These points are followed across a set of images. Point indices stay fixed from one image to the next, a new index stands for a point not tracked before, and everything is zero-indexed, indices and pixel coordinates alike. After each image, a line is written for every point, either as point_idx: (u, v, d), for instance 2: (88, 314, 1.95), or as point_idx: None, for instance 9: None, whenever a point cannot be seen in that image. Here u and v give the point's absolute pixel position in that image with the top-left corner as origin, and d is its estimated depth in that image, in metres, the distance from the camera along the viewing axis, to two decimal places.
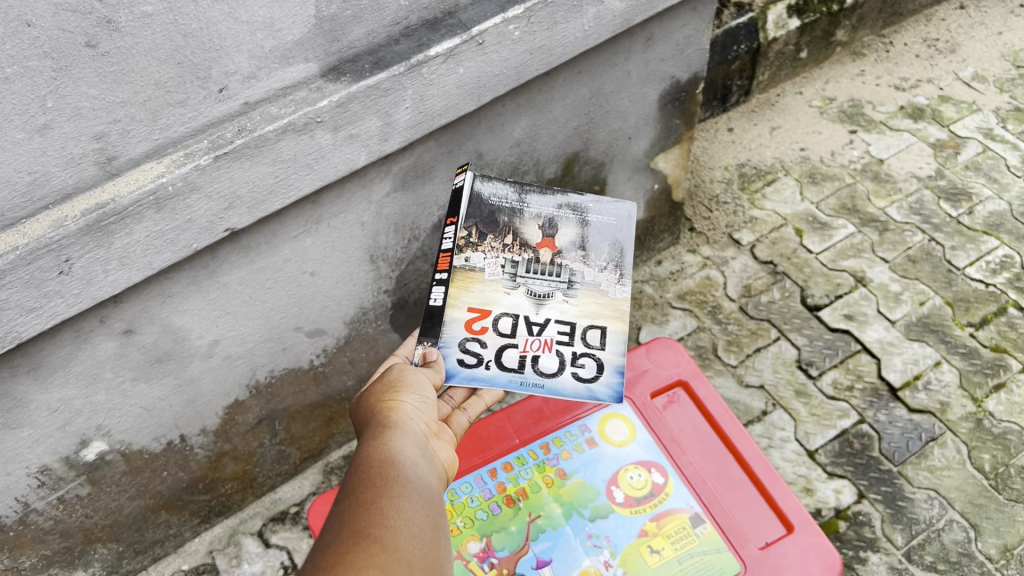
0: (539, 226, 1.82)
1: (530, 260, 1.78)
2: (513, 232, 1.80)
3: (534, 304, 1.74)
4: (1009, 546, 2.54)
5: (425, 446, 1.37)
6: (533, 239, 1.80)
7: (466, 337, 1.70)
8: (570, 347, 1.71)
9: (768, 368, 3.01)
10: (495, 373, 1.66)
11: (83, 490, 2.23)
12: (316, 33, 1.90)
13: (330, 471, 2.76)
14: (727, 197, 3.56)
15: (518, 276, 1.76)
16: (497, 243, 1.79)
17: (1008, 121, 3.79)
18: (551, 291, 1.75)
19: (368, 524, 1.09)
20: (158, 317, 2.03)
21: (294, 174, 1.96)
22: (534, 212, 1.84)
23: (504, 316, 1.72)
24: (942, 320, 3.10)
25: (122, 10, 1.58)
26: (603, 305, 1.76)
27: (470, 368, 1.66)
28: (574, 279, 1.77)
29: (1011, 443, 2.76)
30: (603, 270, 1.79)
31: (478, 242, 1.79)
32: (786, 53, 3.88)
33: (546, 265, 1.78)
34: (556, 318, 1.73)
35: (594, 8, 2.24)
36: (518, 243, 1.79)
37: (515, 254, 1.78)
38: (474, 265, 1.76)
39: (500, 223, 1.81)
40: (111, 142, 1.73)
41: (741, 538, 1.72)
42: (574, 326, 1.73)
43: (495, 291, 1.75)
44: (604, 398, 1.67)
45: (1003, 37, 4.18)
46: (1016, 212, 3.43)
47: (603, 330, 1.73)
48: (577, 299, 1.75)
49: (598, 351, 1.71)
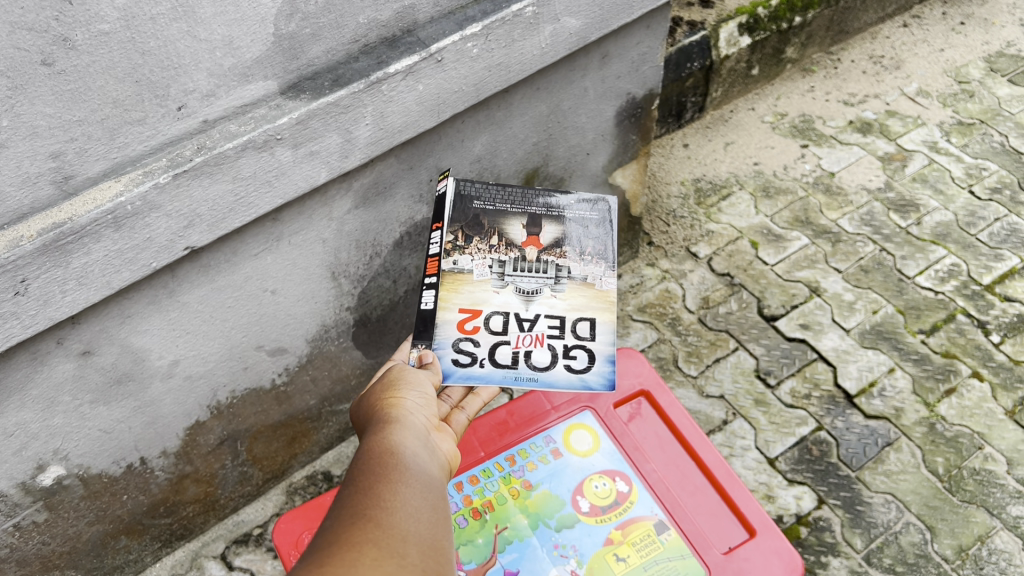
0: (523, 225, 1.90)
1: (517, 258, 1.85)
2: (498, 233, 1.87)
3: (523, 301, 1.80)
4: (963, 546, 2.60)
5: (427, 438, 1.38)
6: (518, 238, 1.88)
7: (460, 337, 1.75)
8: (561, 340, 1.76)
9: (728, 379, 3.06)
10: (488, 369, 1.71)
11: (39, 516, 2.19)
12: (275, 51, 1.91)
13: (293, 491, 2.75)
14: (683, 211, 3.62)
15: (506, 274, 1.83)
16: (483, 245, 1.85)
17: (951, 135, 3.91)
18: (539, 287, 1.82)
19: (365, 506, 1.11)
20: (118, 338, 2.01)
21: (254, 192, 1.97)
22: (517, 212, 1.92)
23: (494, 317, 1.78)
24: (895, 327, 3.18)
25: (79, 28, 1.58)
26: (591, 298, 1.82)
27: (465, 366, 1.71)
28: (561, 273, 1.84)
29: (963, 446, 2.84)
30: (581, 267, 1.86)
31: (465, 245, 1.85)
32: (738, 70, 3.97)
33: (533, 262, 1.85)
34: (545, 313, 1.79)
35: (551, 26, 2.29)
36: (504, 243, 1.86)
37: (501, 253, 1.85)
38: (462, 267, 1.82)
39: (485, 225, 1.88)
40: (68, 160, 1.72)
41: (705, 543, 1.74)
42: (559, 322, 1.78)
43: (484, 291, 1.81)
44: (593, 382, 1.73)
45: (946, 54, 4.32)
46: (962, 221, 3.54)
47: (590, 321, 1.79)
48: (565, 293, 1.82)
49: (589, 342, 1.77)
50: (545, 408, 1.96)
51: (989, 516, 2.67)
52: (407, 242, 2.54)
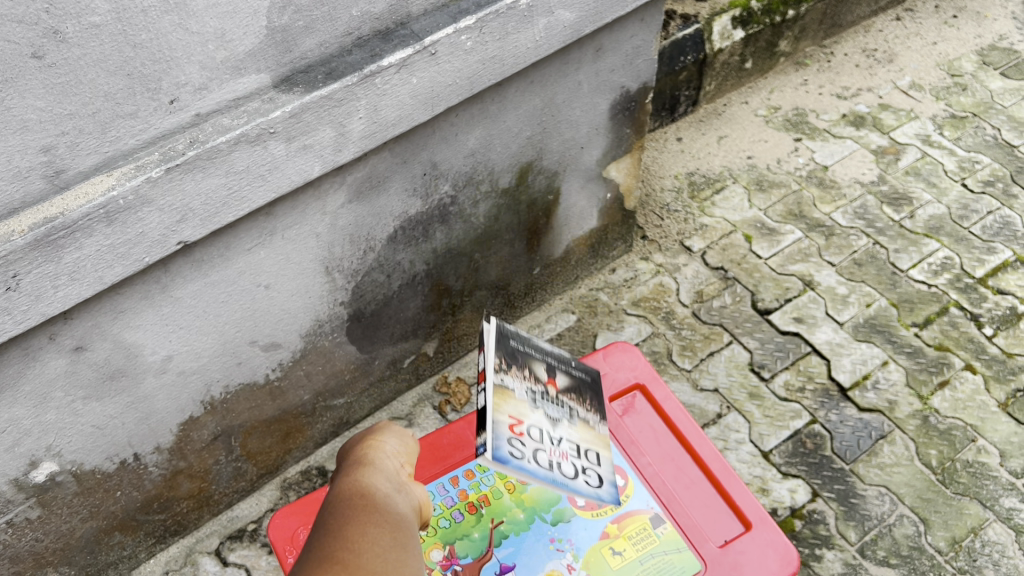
0: (545, 366, 1.81)
1: (542, 389, 1.76)
2: (528, 368, 1.77)
3: (551, 423, 1.72)
4: (957, 538, 2.61)
5: (400, 483, 1.37)
6: (542, 374, 1.79)
7: (510, 437, 1.61)
8: (580, 463, 1.70)
9: (722, 372, 3.06)
10: (534, 464, 1.59)
11: (33, 513, 2.18)
12: (268, 44, 1.90)
13: (287, 487, 2.74)
14: (677, 205, 3.62)
15: (536, 399, 1.74)
16: (519, 374, 1.74)
17: (944, 128, 3.92)
18: (561, 416, 1.75)
19: (332, 548, 1.11)
20: (110, 334, 2.00)
21: (248, 186, 1.95)
22: (541, 355, 1.83)
23: (533, 425, 1.67)
24: (888, 321, 3.19)
25: (69, 20, 1.57)
26: (598, 438, 1.78)
27: (517, 456, 1.58)
28: (574, 412, 1.79)
29: (957, 439, 2.85)
30: (589, 406, 1.83)
31: (505, 368, 1.71)
32: (731, 63, 3.97)
33: (553, 398, 1.78)
34: (568, 437, 1.73)
35: (545, 19, 2.28)
36: (533, 376, 1.77)
37: (532, 383, 1.75)
38: (506, 384, 1.69)
39: (519, 356, 1.76)
40: (59, 155, 1.71)
41: (700, 537, 1.75)
42: (578, 446, 1.73)
43: (523, 408, 1.69)
44: (606, 498, 1.68)
45: (938, 47, 4.33)
46: (955, 214, 3.55)
47: (597, 454, 1.76)
48: (577, 427, 1.77)
49: (598, 467, 1.73)
50: None
51: (983, 508, 2.68)
52: (401, 237, 2.52)
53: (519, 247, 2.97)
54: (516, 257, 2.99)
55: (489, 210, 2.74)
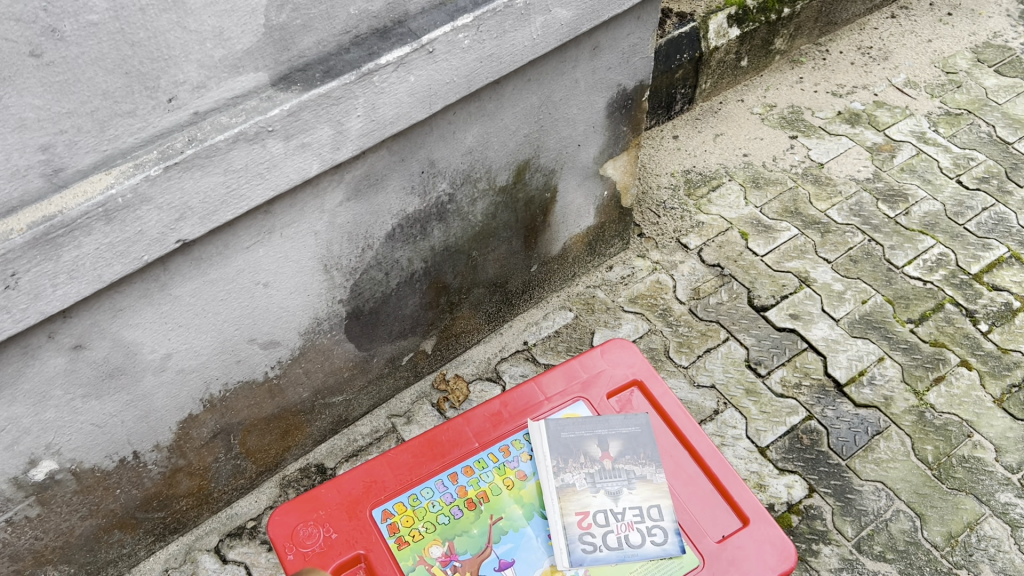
0: (599, 440, 1.88)
1: (601, 469, 1.84)
2: (584, 452, 1.86)
3: (612, 498, 1.80)
4: (953, 533, 2.63)
5: None
6: (597, 453, 1.86)
7: (578, 534, 1.73)
8: (647, 523, 1.76)
9: (719, 368, 3.07)
10: (604, 551, 1.71)
11: (32, 511, 2.18)
12: (266, 43, 1.90)
13: (286, 484, 2.74)
14: (673, 203, 3.63)
15: (596, 481, 1.82)
16: (576, 467, 1.84)
17: (939, 125, 3.93)
18: (621, 487, 1.81)
19: None
20: (109, 332, 2.00)
21: (246, 184, 1.96)
22: (595, 428, 1.90)
23: (598, 509, 1.78)
24: (884, 317, 3.20)
25: (67, 18, 1.58)
26: (661, 487, 1.82)
27: (589, 550, 1.71)
28: (633, 473, 1.84)
29: (952, 434, 2.86)
30: (646, 461, 1.86)
31: (561, 467, 1.84)
32: (727, 62, 3.98)
33: (613, 469, 1.84)
34: (631, 505, 1.79)
35: (542, 17, 2.29)
36: (590, 457, 1.85)
37: (590, 467, 1.84)
38: (565, 482, 1.81)
39: (576, 457, 1.85)
40: (57, 153, 1.71)
41: (699, 532, 1.78)
42: (641, 508, 1.78)
43: (584, 496, 1.80)
44: (673, 551, 1.73)
45: (933, 45, 4.35)
46: (950, 211, 3.57)
47: (662, 507, 1.79)
48: (639, 488, 1.81)
49: (663, 520, 1.77)
50: (539, 399, 2.00)
51: (978, 503, 2.70)
52: (399, 235, 2.53)
53: (516, 245, 2.98)
54: (513, 255, 3.00)
55: (487, 208, 2.74)
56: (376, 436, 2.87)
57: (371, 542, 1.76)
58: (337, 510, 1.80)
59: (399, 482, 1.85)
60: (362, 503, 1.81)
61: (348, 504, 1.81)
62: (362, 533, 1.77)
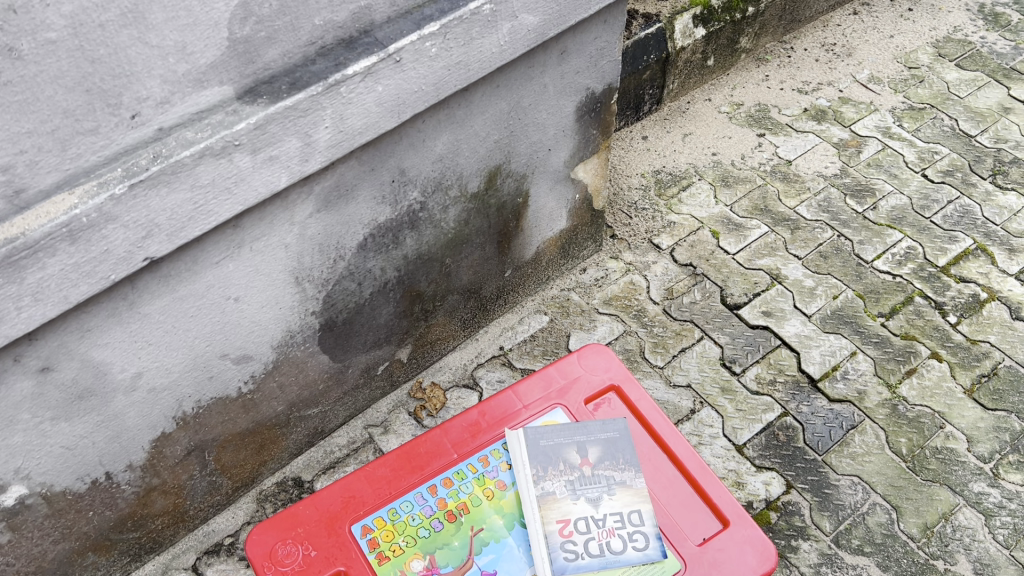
0: (578, 448, 1.87)
1: (579, 476, 1.83)
2: (563, 459, 1.85)
3: (593, 505, 1.79)
4: (928, 524, 2.66)
5: None
6: (574, 459, 1.85)
7: (560, 543, 1.73)
8: (628, 528, 1.76)
9: (694, 368, 3.08)
10: (587, 559, 1.71)
11: (2, 537, 2.14)
12: (230, 56, 1.88)
13: (263, 499, 2.72)
14: (645, 203, 3.64)
15: (576, 488, 1.81)
16: (555, 474, 1.83)
17: (903, 120, 3.98)
18: (601, 494, 1.81)
19: None
20: (77, 353, 1.97)
21: (214, 200, 1.93)
22: (575, 435, 1.89)
23: (579, 516, 1.77)
24: (855, 311, 3.24)
25: (24, 37, 1.54)
26: (640, 493, 1.82)
27: (571, 558, 1.70)
28: (612, 480, 1.83)
29: (925, 426, 2.90)
30: (624, 466, 1.86)
31: (541, 474, 1.83)
32: (694, 61, 4.01)
33: (592, 476, 1.83)
34: (612, 511, 1.78)
35: (509, 23, 2.29)
36: (568, 464, 1.84)
37: (569, 474, 1.83)
38: (544, 491, 1.80)
39: (554, 464, 1.84)
40: (17, 174, 1.67)
41: (680, 536, 1.78)
42: (621, 514, 1.78)
43: (564, 503, 1.79)
44: (655, 555, 1.73)
45: (895, 41, 4.40)
46: (916, 205, 3.61)
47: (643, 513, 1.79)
48: (618, 495, 1.81)
49: (644, 525, 1.77)
50: (516, 407, 2.00)
51: (953, 494, 2.73)
52: (371, 244, 2.51)
53: (490, 250, 2.97)
54: (486, 260, 2.99)
55: (459, 214, 2.73)
56: (353, 447, 2.84)
57: (351, 559, 1.74)
58: (316, 527, 1.78)
59: (378, 496, 1.84)
60: (341, 519, 1.80)
61: (327, 521, 1.79)
62: (341, 550, 1.75)
